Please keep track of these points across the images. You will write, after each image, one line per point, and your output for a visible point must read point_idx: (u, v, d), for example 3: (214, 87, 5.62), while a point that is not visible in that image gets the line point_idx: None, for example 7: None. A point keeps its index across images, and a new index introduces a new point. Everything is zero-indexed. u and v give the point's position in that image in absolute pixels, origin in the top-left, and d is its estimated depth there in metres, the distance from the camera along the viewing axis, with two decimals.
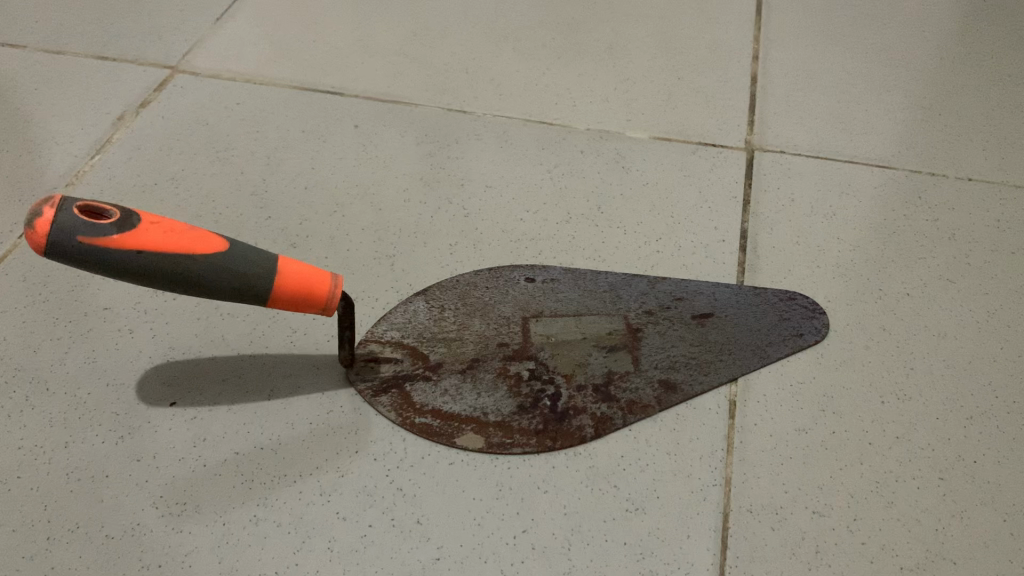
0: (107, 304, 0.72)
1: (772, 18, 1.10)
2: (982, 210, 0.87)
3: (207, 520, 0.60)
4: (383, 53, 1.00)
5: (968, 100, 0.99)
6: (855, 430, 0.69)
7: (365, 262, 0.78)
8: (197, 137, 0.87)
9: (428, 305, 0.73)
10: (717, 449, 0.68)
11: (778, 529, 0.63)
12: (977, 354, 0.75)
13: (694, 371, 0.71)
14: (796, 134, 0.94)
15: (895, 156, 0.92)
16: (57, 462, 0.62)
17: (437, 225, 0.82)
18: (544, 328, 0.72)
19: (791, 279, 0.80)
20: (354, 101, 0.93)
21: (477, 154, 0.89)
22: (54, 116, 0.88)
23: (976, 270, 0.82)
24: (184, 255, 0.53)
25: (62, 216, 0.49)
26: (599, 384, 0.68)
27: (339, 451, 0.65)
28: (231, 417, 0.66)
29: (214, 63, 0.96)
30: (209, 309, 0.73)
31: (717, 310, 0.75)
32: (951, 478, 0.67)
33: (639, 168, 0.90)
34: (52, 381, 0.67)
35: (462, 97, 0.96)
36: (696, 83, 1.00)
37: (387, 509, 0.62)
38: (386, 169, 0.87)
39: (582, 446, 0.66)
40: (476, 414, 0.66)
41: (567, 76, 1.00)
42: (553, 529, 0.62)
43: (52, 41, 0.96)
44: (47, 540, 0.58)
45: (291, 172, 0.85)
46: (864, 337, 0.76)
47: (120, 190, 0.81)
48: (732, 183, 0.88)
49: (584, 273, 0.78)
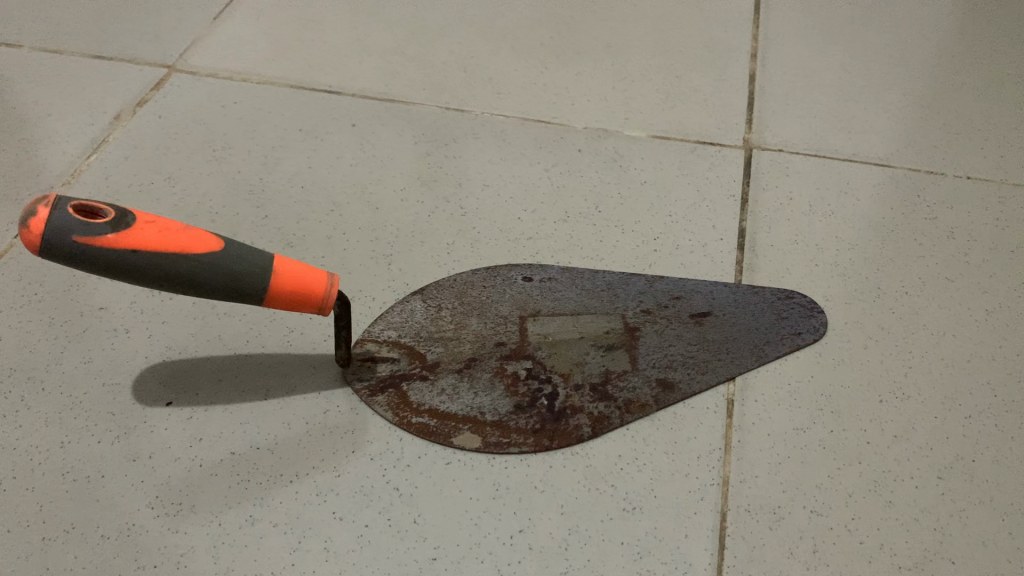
0: (103, 304, 0.72)
1: (771, 16, 1.10)
2: (981, 209, 0.87)
3: (204, 520, 0.60)
4: (381, 52, 1.00)
5: (968, 98, 0.99)
6: (853, 430, 0.69)
7: (362, 261, 0.78)
8: (194, 136, 0.87)
9: (425, 304, 0.73)
10: (715, 448, 0.67)
11: (777, 528, 0.63)
12: (976, 353, 0.75)
13: (692, 371, 0.70)
14: (794, 133, 0.94)
15: (894, 155, 0.92)
16: (53, 462, 0.62)
17: (435, 225, 0.82)
18: (541, 327, 0.72)
19: (790, 279, 0.79)
20: (352, 101, 0.93)
21: (475, 153, 0.89)
22: (51, 115, 0.87)
23: (976, 269, 0.81)
24: (180, 255, 0.53)
25: (56, 216, 0.49)
26: (596, 383, 0.68)
27: (336, 451, 0.65)
28: (228, 417, 0.66)
29: (211, 62, 0.96)
30: (205, 309, 0.73)
31: (715, 309, 0.75)
32: (950, 478, 0.67)
33: (637, 167, 0.89)
34: (48, 380, 0.67)
35: (460, 96, 0.96)
36: (694, 82, 1.00)
37: (384, 509, 0.62)
38: (383, 168, 0.86)
39: (579, 446, 0.66)
40: (473, 413, 0.66)
41: (565, 75, 1.00)
42: (550, 529, 0.62)
43: (49, 40, 0.96)
44: (43, 541, 0.58)
45: (289, 172, 0.85)
46: (863, 336, 0.75)
47: (116, 189, 0.81)
48: (731, 182, 0.88)
49: (582, 272, 0.78)
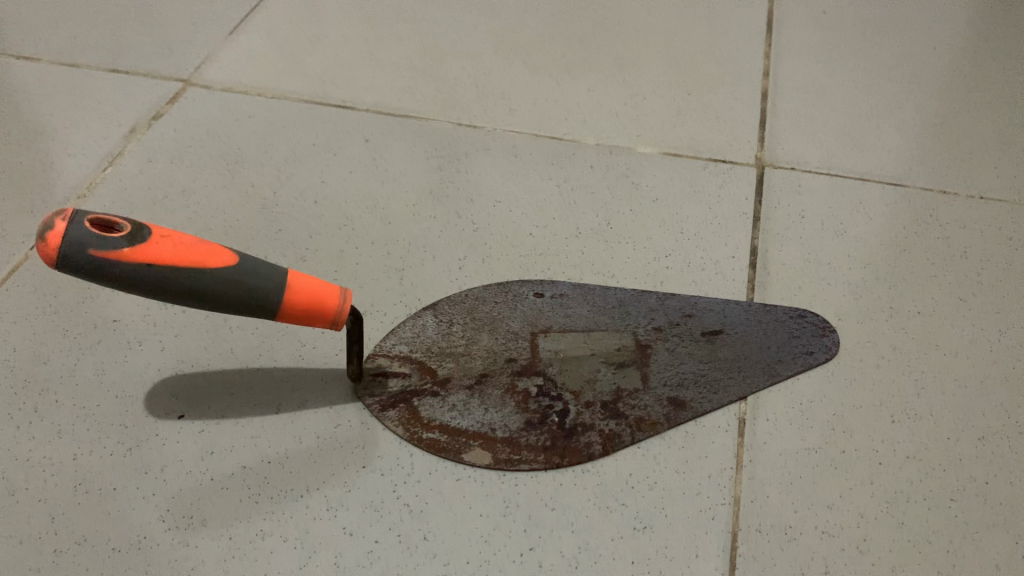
0: (117, 315, 0.72)
1: (784, 29, 1.09)
2: (994, 229, 0.87)
3: (215, 533, 0.60)
4: (394, 67, 1.00)
5: (981, 117, 0.99)
6: (865, 449, 0.69)
7: (374, 276, 0.78)
8: (208, 150, 0.88)
9: (436, 319, 0.73)
10: (726, 467, 0.67)
11: (787, 548, 0.63)
12: (990, 373, 0.75)
13: (704, 389, 0.70)
14: (806, 150, 0.94)
15: (906, 174, 0.92)
16: (65, 473, 0.62)
17: (446, 239, 0.82)
18: (552, 343, 0.71)
19: (802, 296, 0.79)
20: (365, 115, 0.93)
21: (486, 168, 0.89)
22: (68, 128, 0.88)
23: (989, 289, 0.81)
24: (195, 269, 0.53)
25: (74, 229, 0.49)
26: (607, 400, 0.68)
27: (347, 465, 0.65)
28: (239, 430, 0.66)
29: (226, 75, 0.96)
30: (218, 321, 0.73)
31: (726, 327, 0.75)
32: (962, 500, 0.67)
33: (649, 183, 0.89)
34: (62, 392, 0.67)
35: (472, 111, 0.96)
36: (706, 99, 1.00)
37: (394, 524, 0.62)
38: (395, 183, 0.87)
39: (590, 464, 0.66)
40: (484, 430, 0.66)
41: (577, 91, 1.00)
42: (561, 547, 0.62)
43: (65, 53, 0.97)
44: (55, 554, 0.58)
45: (302, 186, 0.85)
46: (876, 355, 0.75)
47: (132, 203, 0.82)
48: (743, 200, 0.88)
49: (593, 289, 0.78)
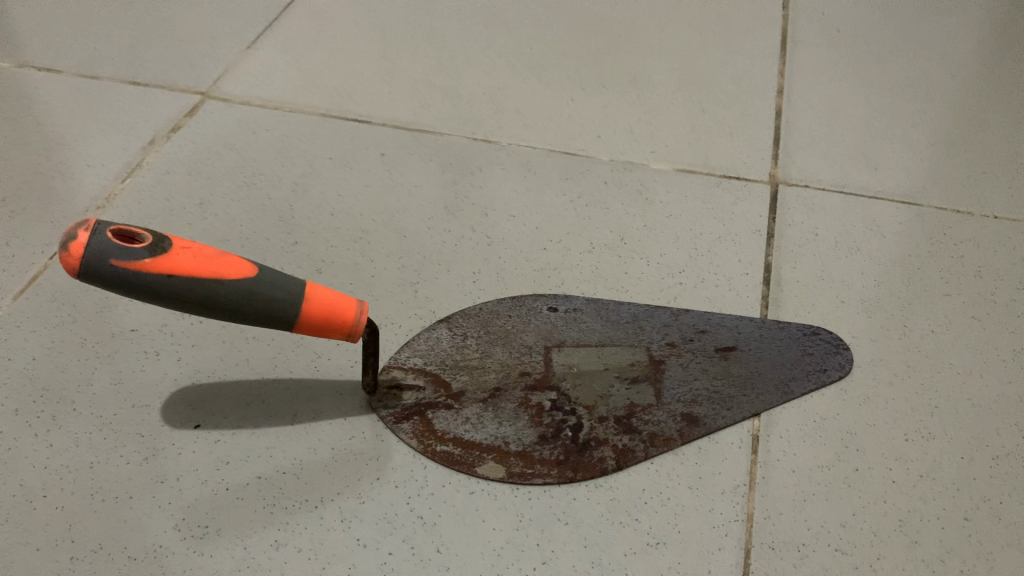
0: (134, 326, 0.73)
1: (797, 48, 1.10)
2: (1007, 248, 0.87)
3: (229, 543, 0.60)
4: (410, 82, 1.01)
5: (993, 137, 0.99)
6: (878, 468, 0.69)
7: (389, 289, 0.79)
8: (226, 162, 0.89)
9: (450, 332, 0.74)
10: (738, 484, 0.67)
11: (800, 566, 0.63)
12: (1002, 393, 0.75)
13: (717, 406, 0.70)
14: (819, 168, 0.94)
15: (918, 193, 0.92)
16: (82, 480, 0.63)
17: (460, 253, 0.83)
18: (566, 358, 0.71)
19: (815, 314, 0.79)
20: (380, 130, 0.94)
21: (500, 182, 0.90)
22: (87, 139, 0.89)
23: (1001, 309, 0.81)
24: (214, 281, 0.54)
25: (96, 239, 0.49)
26: (621, 415, 0.68)
27: (361, 476, 0.65)
28: (255, 440, 0.66)
29: (244, 89, 0.97)
30: (234, 332, 0.73)
31: (740, 344, 0.75)
32: (975, 519, 0.67)
33: (662, 199, 0.90)
34: (79, 401, 0.67)
35: (487, 126, 0.97)
36: (719, 116, 1.00)
37: (408, 537, 0.62)
38: (410, 196, 0.87)
39: (602, 479, 0.66)
40: (498, 443, 0.66)
41: (591, 107, 1.01)
42: (573, 562, 0.62)
43: (85, 65, 0.98)
44: (70, 561, 0.59)
45: (319, 199, 0.86)
46: (889, 373, 0.75)
47: (149, 214, 0.83)
48: (757, 217, 0.88)
49: (607, 304, 0.78)
